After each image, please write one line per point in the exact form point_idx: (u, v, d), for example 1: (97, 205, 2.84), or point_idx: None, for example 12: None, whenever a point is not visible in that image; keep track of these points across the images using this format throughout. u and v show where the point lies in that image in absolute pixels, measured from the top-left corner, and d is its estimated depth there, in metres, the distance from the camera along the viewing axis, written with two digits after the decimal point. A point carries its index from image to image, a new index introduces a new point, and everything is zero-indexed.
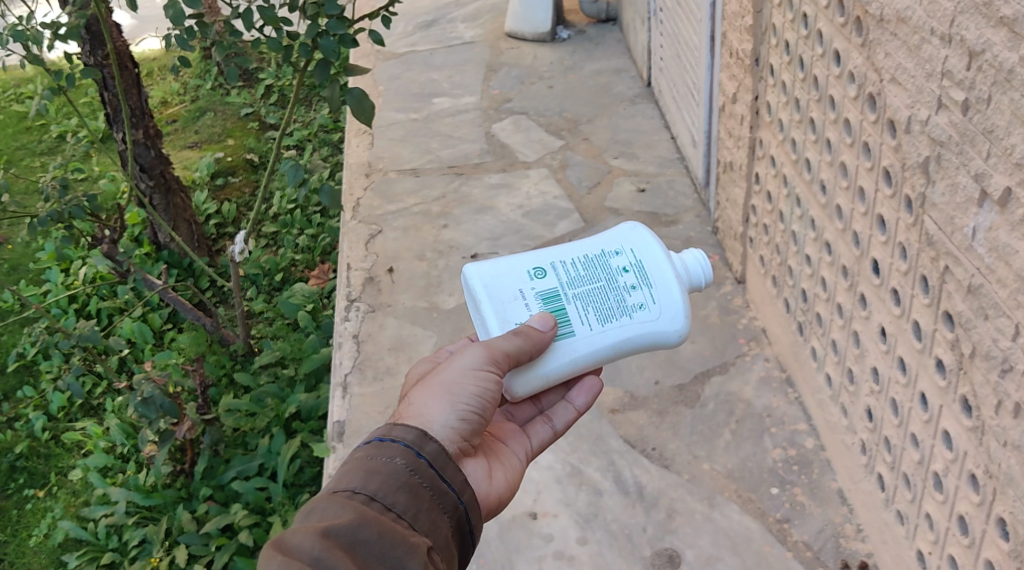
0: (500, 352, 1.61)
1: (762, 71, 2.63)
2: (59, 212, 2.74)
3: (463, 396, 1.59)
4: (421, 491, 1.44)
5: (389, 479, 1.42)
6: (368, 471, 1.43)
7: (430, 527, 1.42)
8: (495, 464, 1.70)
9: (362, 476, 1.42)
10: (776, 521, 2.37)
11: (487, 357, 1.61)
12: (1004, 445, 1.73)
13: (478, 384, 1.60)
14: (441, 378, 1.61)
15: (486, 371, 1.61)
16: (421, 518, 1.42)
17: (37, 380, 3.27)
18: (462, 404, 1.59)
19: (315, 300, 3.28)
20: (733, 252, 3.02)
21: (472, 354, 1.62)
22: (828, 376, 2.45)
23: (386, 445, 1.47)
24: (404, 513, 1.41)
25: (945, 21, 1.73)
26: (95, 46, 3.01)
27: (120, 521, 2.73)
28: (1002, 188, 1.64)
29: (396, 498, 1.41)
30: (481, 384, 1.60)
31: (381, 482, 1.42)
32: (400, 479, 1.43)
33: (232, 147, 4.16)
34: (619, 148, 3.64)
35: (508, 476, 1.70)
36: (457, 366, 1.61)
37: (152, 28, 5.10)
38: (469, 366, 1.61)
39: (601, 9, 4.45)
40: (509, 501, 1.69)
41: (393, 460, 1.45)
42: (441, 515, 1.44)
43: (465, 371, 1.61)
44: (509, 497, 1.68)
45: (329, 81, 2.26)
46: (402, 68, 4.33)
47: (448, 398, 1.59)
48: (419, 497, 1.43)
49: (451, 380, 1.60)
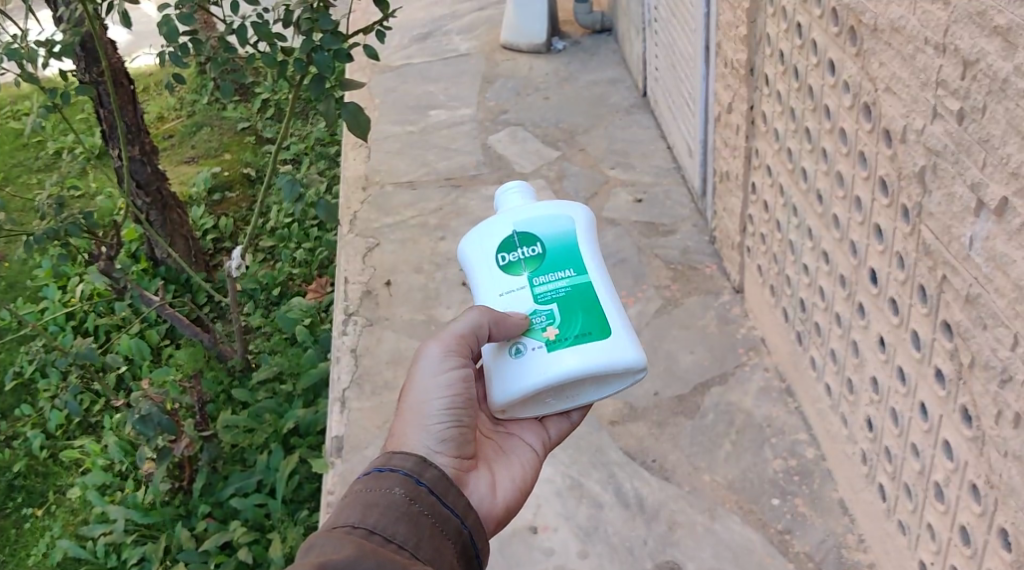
0: (452, 341, 1.63)
1: (757, 80, 2.62)
2: (55, 229, 2.72)
3: (436, 408, 1.61)
4: (422, 519, 1.42)
5: (387, 510, 1.40)
6: (367, 504, 1.40)
7: (434, 554, 1.39)
8: (501, 469, 1.70)
9: (360, 510, 1.39)
10: (777, 533, 2.36)
11: (444, 357, 1.63)
12: (1005, 455, 1.72)
13: (445, 391, 1.62)
14: (410, 400, 1.63)
15: (449, 374, 1.63)
16: (424, 547, 1.39)
17: (35, 399, 3.26)
18: (437, 420, 1.60)
19: (313, 314, 3.28)
20: (732, 261, 3.01)
21: (430, 362, 1.64)
22: (828, 386, 2.44)
23: (385, 475, 1.45)
24: (406, 543, 1.38)
25: (939, 30, 1.73)
26: (90, 63, 3.01)
27: (119, 539, 2.72)
28: (999, 197, 1.63)
29: (396, 529, 1.38)
30: (447, 390, 1.62)
31: (380, 513, 1.39)
32: (399, 508, 1.41)
33: (229, 162, 4.16)
34: (617, 158, 3.64)
35: (514, 479, 1.70)
36: (419, 382, 1.63)
37: (149, 43, 5.12)
38: (430, 377, 1.63)
39: (595, 19, 4.46)
40: (520, 506, 1.69)
41: (393, 490, 1.43)
42: (445, 541, 1.42)
43: (428, 383, 1.62)
44: (520, 500, 1.69)
45: (324, 95, 2.26)
46: (398, 81, 4.34)
47: (421, 417, 1.60)
48: (420, 525, 1.41)
49: (420, 399, 1.62)
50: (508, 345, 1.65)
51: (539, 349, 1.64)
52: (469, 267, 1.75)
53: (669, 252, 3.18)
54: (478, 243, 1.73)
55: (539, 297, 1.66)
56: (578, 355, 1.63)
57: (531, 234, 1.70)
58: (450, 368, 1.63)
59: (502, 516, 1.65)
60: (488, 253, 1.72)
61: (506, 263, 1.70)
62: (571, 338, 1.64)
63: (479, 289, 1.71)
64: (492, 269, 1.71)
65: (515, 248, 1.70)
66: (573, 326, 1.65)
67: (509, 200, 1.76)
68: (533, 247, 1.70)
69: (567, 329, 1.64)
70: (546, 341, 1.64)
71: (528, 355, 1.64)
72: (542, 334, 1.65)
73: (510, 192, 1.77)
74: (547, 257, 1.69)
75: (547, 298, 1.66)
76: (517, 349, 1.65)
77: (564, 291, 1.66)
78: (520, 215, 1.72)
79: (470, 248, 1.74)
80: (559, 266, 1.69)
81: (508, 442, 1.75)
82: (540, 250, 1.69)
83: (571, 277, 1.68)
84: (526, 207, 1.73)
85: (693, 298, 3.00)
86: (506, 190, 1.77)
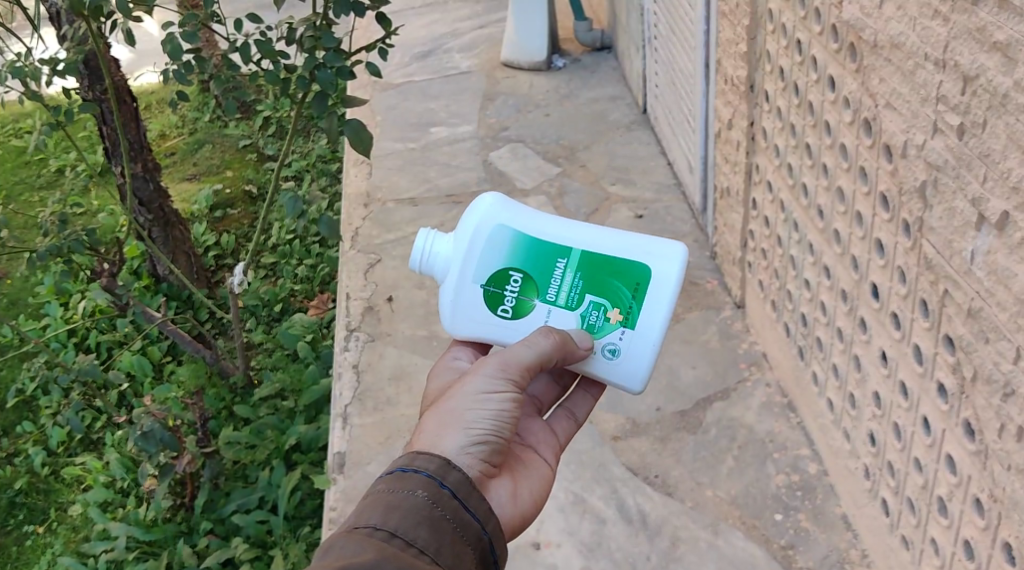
0: (515, 366, 1.62)
1: (757, 96, 2.64)
2: (58, 245, 2.72)
3: (478, 417, 1.58)
4: (443, 523, 1.40)
5: (410, 512, 1.38)
6: (389, 506, 1.39)
7: (454, 561, 1.38)
8: (522, 479, 1.70)
9: (381, 512, 1.38)
10: (781, 548, 2.35)
11: (502, 375, 1.61)
12: (1008, 469, 1.73)
13: (492, 406, 1.59)
14: (454, 403, 1.59)
15: (501, 392, 1.60)
16: (444, 552, 1.38)
17: (37, 416, 3.26)
18: (478, 427, 1.57)
19: (314, 330, 3.29)
20: (732, 277, 3.02)
21: (485, 376, 1.61)
22: (829, 401, 2.44)
23: (408, 476, 1.44)
24: (427, 548, 1.36)
25: (939, 46, 1.74)
26: (94, 80, 3.03)
27: (120, 556, 2.71)
28: (1000, 212, 1.64)
29: (417, 533, 1.37)
30: (495, 405, 1.59)
31: (401, 516, 1.38)
32: (421, 512, 1.39)
33: (232, 179, 4.17)
34: (617, 174, 3.65)
35: (533, 491, 1.70)
36: (468, 389, 1.60)
37: (151, 62, 5.14)
38: (482, 389, 1.60)
39: (595, 37, 4.49)
40: (535, 517, 1.68)
41: (414, 493, 1.42)
42: (465, 548, 1.40)
43: (477, 393, 1.60)
44: (537, 512, 1.68)
45: (327, 112, 2.25)
46: (399, 98, 4.36)
47: (463, 422, 1.57)
48: (441, 530, 1.39)
49: (463, 405, 1.59)
50: (600, 356, 1.75)
51: (624, 333, 1.74)
52: (480, 335, 1.77)
53: None
54: (467, 314, 1.75)
55: (569, 302, 1.72)
56: (654, 307, 1.73)
57: (500, 272, 1.73)
58: (503, 387, 1.61)
59: (518, 525, 1.65)
60: (485, 316, 1.75)
61: (511, 309, 1.74)
62: (634, 303, 1.73)
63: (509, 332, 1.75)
64: (505, 321, 1.74)
65: (503, 296, 1.73)
66: (623, 294, 1.73)
67: (442, 260, 1.76)
68: (514, 279, 1.73)
69: (623, 302, 1.73)
70: (622, 324, 1.74)
71: (623, 345, 1.74)
72: (612, 324, 1.73)
73: (432, 248, 1.77)
74: (535, 275, 1.72)
75: (577, 297, 1.72)
76: (611, 349, 1.75)
77: (580, 281, 1.72)
78: (472, 269, 1.73)
79: (464, 324, 1.76)
80: (549, 269, 1.72)
81: (527, 454, 1.76)
82: (521, 275, 1.73)
83: (569, 267, 1.71)
84: (464, 254, 1.73)
85: (694, 313, 3.01)
86: (428, 251, 1.77)
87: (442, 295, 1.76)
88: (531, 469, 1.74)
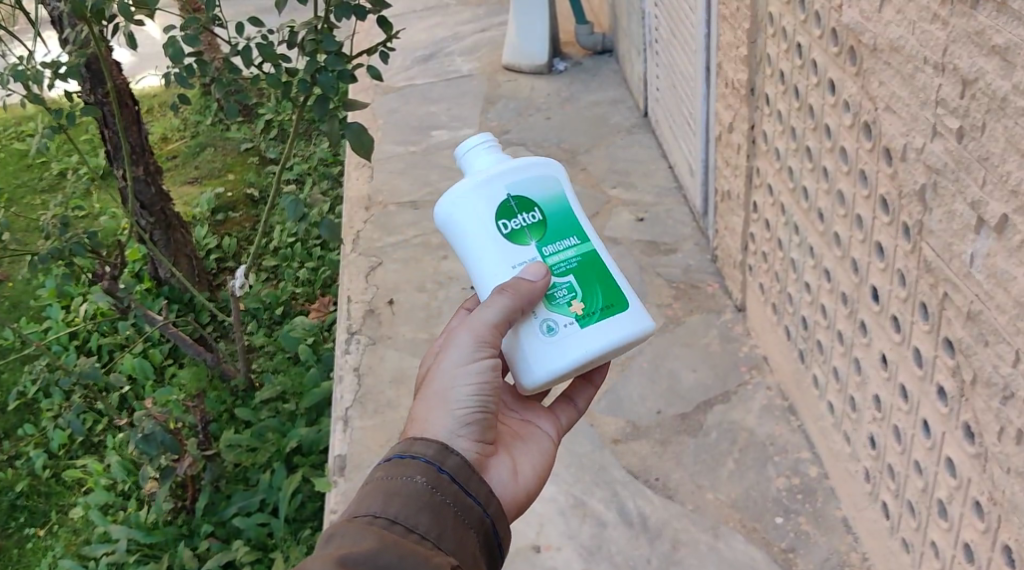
0: (486, 330, 1.59)
1: (757, 99, 2.64)
2: (60, 248, 2.72)
3: (462, 395, 1.58)
4: (445, 508, 1.40)
5: (410, 499, 1.39)
6: (389, 493, 1.39)
7: (457, 545, 1.38)
8: (521, 455, 1.70)
9: (382, 499, 1.38)
10: (782, 551, 2.36)
11: (475, 345, 1.59)
12: (1008, 471, 1.73)
13: (473, 379, 1.59)
14: (436, 384, 1.59)
15: (479, 363, 1.59)
16: (447, 537, 1.38)
17: (37, 419, 3.27)
18: (462, 406, 1.58)
19: (315, 333, 3.30)
20: (733, 280, 3.02)
21: (460, 348, 1.60)
22: (830, 404, 2.44)
23: (407, 462, 1.44)
24: (428, 534, 1.37)
25: (938, 50, 1.74)
26: (95, 84, 3.04)
27: (121, 558, 2.71)
28: (999, 215, 1.64)
29: (419, 519, 1.37)
30: (475, 379, 1.59)
31: (402, 503, 1.38)
32: (421, 498, 1.40)
33: (233, 182, 4.18)
34: (618, 177, 3.66)
35: (536, 465, 1.71)
36: (447, 367, 1.60)
37: (153, 65, 5.15)
38: (459, 363, 1.60)
39: (597, 40, 4.50)
40: (540, 491, 1.69)
41: (414, 479, 1.42)
42: (468, 531, 1.41)
43: (456, 369, 1.59)
44: (541, 486, 1.69)
45: (328, 115, 2.26)
46: (400, 102, 4.37)
47: (448, 403, 1.58)
48: (443, 515, 1.39)
49: (446, 384, 1.59)
50: (537, 324, 1.63)
51: (571, 324, 1.65)
52: (460, 238, 1.68)
53: (671, 271, 3.19)
54: (470, 210, 1.66)
55: (556, 267, 1.65)
56: (604, 332, 1.66)
57: (529, 200, 1.67)
58: (480, 358, 1.59)
59: (523, 502, 1.65)
60: (484, 222, 1.66)
61: (509, 232, 1.66)
62: (597, 313, 1.66)
63: (487, 256, 1.65)
64: (496, 239, 1.65)
65: (515, 215, 1.66)
66: (596, 300, 1.66)
67: (484, 161, 1.69)
68: (532, 214, 1.67)
69: (592, 304, 1.66)
70: (575, 317, 1.65)
71: (562, 333, 1.64)
72: (570, 309, 1.65)
73: (482, 149, 1.70)
74: (550, 225, 1.67)
75: (564, 269, 1.65)
76: (550, 326, 1.64)
77: (575, 260, 1.66)
78: (509, 178, 1.67)
79: (458, 218, 1.67)
80: (563, 234, 1.67)
81: (524, 429, 1.76)
82: (540, 217, 1.67)
83: (578, 246, 1.67)
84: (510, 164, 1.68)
85: (695, 316, 3.01)
86: (477, 149, 1.71)
87: (461, 181, 1.68)
88: (529, 444, 1.73)
